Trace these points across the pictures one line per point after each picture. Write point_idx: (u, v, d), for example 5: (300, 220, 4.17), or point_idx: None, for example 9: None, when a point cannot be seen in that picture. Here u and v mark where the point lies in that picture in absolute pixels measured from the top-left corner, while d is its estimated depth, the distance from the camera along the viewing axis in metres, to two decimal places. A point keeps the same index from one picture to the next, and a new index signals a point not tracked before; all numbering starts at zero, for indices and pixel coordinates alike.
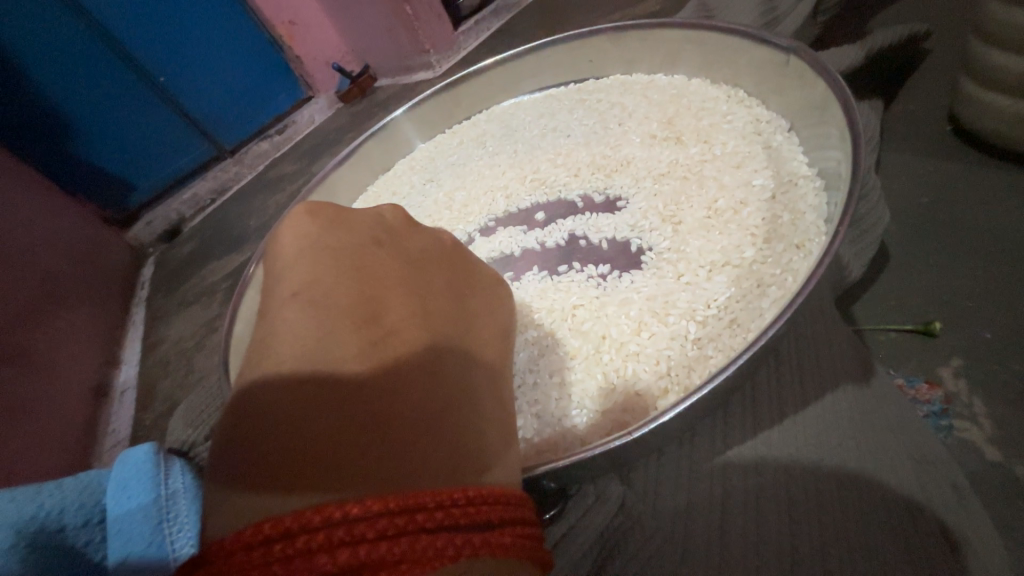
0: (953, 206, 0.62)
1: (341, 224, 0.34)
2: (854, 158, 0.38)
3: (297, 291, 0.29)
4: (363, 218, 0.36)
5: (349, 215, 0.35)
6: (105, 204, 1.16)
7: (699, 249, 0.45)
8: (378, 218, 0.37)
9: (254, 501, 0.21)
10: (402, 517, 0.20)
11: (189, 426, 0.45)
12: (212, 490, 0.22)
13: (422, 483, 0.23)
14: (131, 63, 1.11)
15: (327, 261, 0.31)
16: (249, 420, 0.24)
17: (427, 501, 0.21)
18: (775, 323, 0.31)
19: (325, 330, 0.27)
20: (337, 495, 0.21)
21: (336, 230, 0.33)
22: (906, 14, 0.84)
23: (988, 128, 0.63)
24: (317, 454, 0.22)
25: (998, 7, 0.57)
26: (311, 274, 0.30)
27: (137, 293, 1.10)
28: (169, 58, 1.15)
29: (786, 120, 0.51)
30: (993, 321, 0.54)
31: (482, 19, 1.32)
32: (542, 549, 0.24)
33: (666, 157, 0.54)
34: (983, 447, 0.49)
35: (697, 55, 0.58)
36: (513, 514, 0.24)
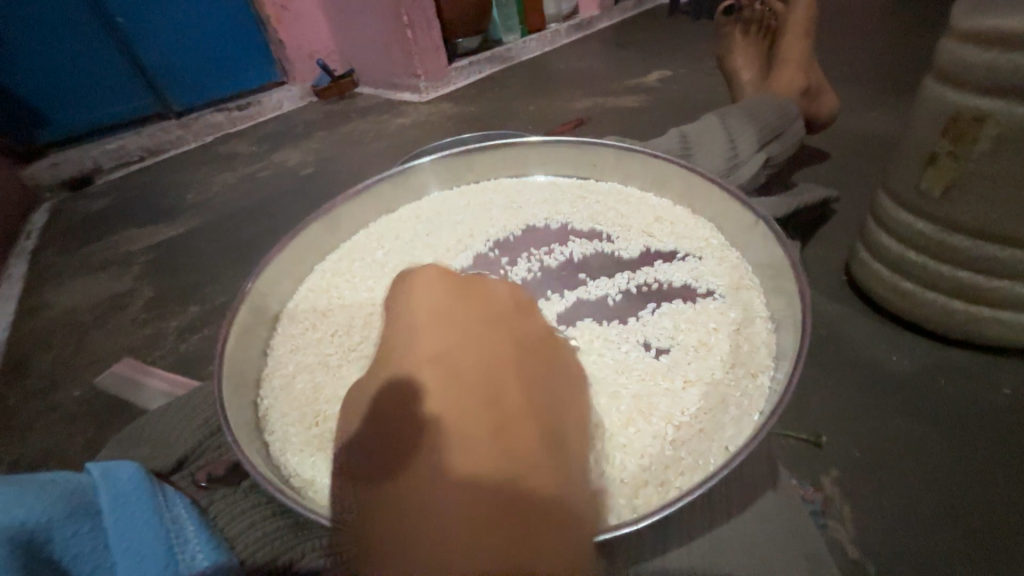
0: (844, 342, 0.79)
1: (409, 318, 0.36)
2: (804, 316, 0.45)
3: (378, 369, 0.35)
4: (417, 306, 0.37)
5: (409, 299, 0.38)
6: (14, 129, 1.46)
7: (689, 365, 0.52)
8: (452, 284, 0.38)
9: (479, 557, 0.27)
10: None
11: (177, 441, 0.49)
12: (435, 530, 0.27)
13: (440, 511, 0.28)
14: (114, 24, 1.50)
15: (411, 343, 0.34)
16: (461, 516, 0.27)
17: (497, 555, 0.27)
18: (745, 451, 0.35)
19: (389, 395, 0.33)
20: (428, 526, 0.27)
21: (403, 320, 0.37)
22: (827, 179, 1.07)
23: (878, 290, 0.79)
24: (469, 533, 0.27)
25: (890, 206, 0.74)
26: (393, 354, 0.35)
27: (18, 273, 1.23)
28: (131, 10, 1.52)
29: (755, 271, 0.60)
30: (865, 443, 0.67)
31: (477, 63, 1.78)
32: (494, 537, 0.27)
33: (662, 276, 0.63)
34: (848, 545, 0.59)
35: (680, 188, 0.68)
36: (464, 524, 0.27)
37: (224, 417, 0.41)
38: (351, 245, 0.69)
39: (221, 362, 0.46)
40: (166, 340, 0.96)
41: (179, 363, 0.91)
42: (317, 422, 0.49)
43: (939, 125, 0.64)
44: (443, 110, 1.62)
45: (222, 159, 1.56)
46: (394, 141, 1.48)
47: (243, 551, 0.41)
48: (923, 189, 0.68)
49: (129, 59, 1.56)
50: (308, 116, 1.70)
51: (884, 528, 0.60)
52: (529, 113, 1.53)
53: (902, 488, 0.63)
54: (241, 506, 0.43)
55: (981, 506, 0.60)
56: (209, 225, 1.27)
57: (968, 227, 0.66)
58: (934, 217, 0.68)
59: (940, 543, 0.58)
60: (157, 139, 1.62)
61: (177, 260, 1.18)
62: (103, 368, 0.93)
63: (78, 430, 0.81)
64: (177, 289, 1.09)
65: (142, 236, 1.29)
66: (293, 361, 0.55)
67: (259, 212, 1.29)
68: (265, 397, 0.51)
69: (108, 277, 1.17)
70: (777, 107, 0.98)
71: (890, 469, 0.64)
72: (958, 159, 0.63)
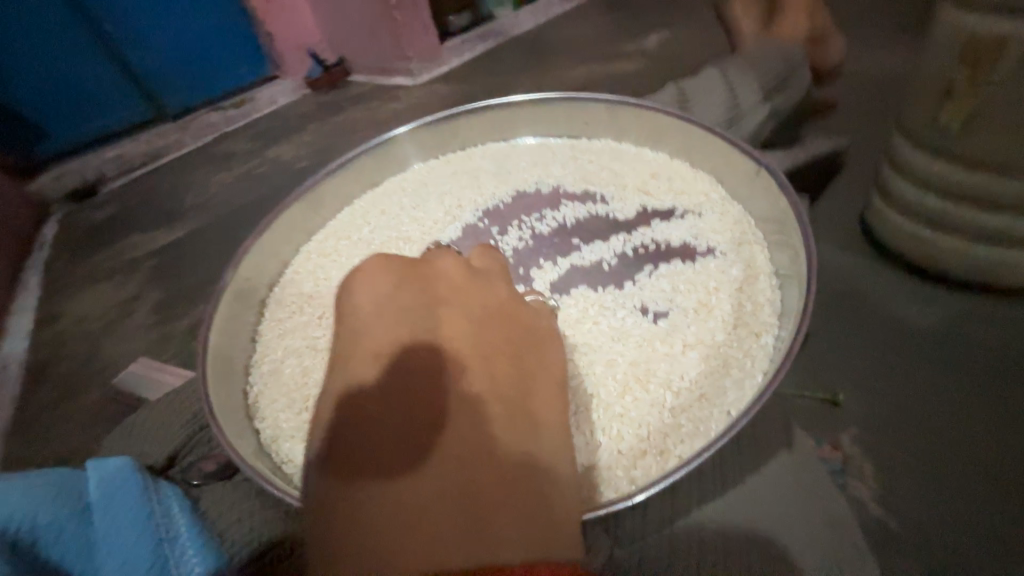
0: (860, 296, 0.75)
1: (358, 317, 0.36)
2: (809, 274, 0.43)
3: (332, 373, 0.33)
4: (365, 305, 0.36)
5: (352, 298, 0.37)
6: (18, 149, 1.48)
7: (691, 330, 0.51)
8: (397, 275, 0.38)
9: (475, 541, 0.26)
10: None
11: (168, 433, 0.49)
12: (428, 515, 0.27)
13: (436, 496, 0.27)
14: (100, 30, 1.49)
15: (365, 339, 0.34)
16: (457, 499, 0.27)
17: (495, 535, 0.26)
18: (740, 422, 0.35)
19: (351, 406, 0.31)
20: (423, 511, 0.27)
21: (351, 321, 0.36)
22: (836, 128, 1.02)
23: (892, 241, 0.75)
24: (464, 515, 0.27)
25: (906, 149, 0.70)
26: (348, 354, 0.34)
27: (31, 284, 1.25)
28: (115, 13, 1.49)
29: (758, 225, 0.57)
30: (885, 398, 0.65)
31: (468, 40, 1.73)
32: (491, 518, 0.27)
33: (659, 235, 0.60)
34: (868, 502, 0.58)
35: (678, 140, 0.65)
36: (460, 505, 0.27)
37: (208, 411, 0.41)
38: (337, 224, 0.67)
39: (206, 353, 0.47)
40: (177, 340, 0.97)
41: (190, 361, 0.91)
42: (305, 408, 0.49)
43: (954, 54, 0.59)
44: (435, 91, 1.57)
45: (218, 158, 1.55)
46: (388, 127, 1.45)
47: (229, 544, 0.42)
48: (940, 124, 0.63)
49: (119, 66, 1.55)
50: (301, 109, 1.67)
51: (907, 483, 0.58)
52: (523, 87, 1.48)
53: (927, 442, 0.60)
54: (228, 498, 0.45)
55: (1003, 458, 0.58)
56: (211, 225, 1.27)
57: (993, 162, 0.61)
58: (950, 151, 0.64)
59: (966, 497, 0.56)
60: (154, 144, 1.61)
61: (181, 262, 1.18)
62: (118, 372, 0.94)
63: (100, 432, 0.83)
64: (184, 289, 1.10)
65: (146, 240, 1.29)
66: (280, 346, 0.55)
67: (260, 209, 1.28)
68: (256, 384, 0.52)
69: (117, 283, 1.18)
70: (781, 54, 0.92)
71: (914, 424, 0.62)
72: (977, 92, 0.58)
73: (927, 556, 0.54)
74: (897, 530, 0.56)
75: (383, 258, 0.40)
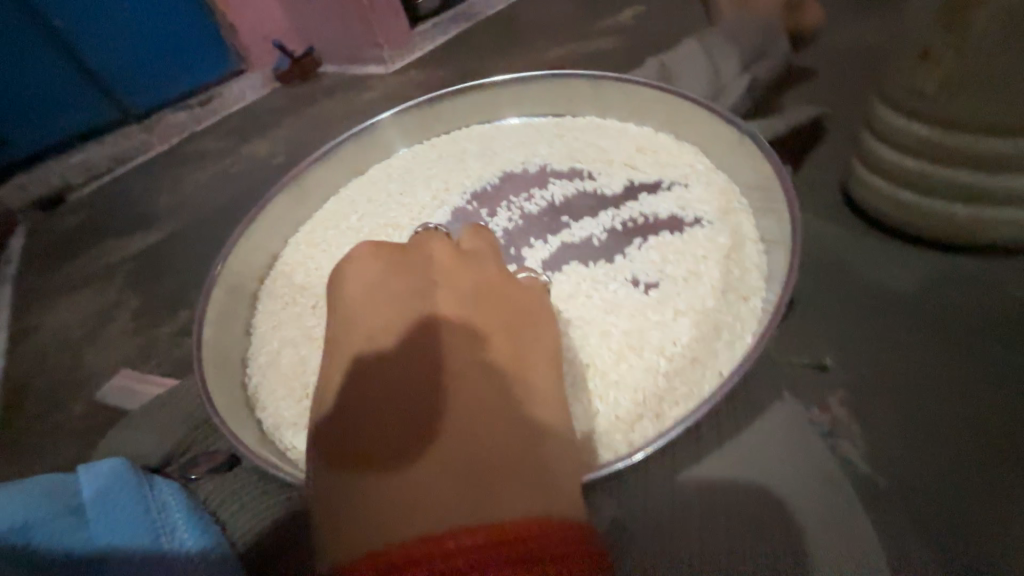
0: (844, 263, 0.76)
1: (352, 302, 0.36)
2: (795, 235, 0.43)
3: (331, 359, 0.33)
4: (358, 290, 0.36)
5: (345, 285, 0.37)
6: None
7: (683, 297, 0.51)
8: (388, 258, 0.38)
9: (480, 512, 0.25)
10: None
11: (160, 437, 0.48)
12: (430, 492, 0.26)
13: (436, 473, 0.26)
14: (50, 27, 1.41)
15: (361, 322, 0.34)
16: (459, 473, 0.26)
17: (502, 504, 0.25)
18: (730, 381, 0.35)
19: (348, 395, 0.31)
20: (423, 489, 0.26)
21: (346, 307, 0.36)
22: (816, 96, 1.02)
23: (874, 205, 0.76)
24: (467, 487, 0.26)
25: (884, 112, 0.70)
26: (345, 339, 0.34)
27: (1, 299, 1.20)
28: (66, 7, 1.41)
29: (743, 192, 0.57)
30: (870, 361, 0.66)
31: (440, 24, 1.68)
32: (496, 487, 0.26)
33: (647, 208, 0.60)
34: (858, 462, 0.59)
35: (662, 112, 0.64)
36: (462, 478, 0.26)
37: (203, 396, 0.40)
38: (321, 215, 0.65)
39: (199, 347, 0.45)
40: (159, 347, 0.94)
41: (176, 368, 0.89)
42: (306, 395, 0.47)
43: None
44: (410, 79, 1.53)
45: (189, 158, 1.49)
46: (363, 117, 1.40)
47: (233, 531, 0.42)
48: (918, 88, 0.64)
49: (76, 65, 1.47)
50: (273, 103, 1.61)
51: (893, 441, 0.60)
52: (501, 69, 1.45)
53: (910, 400, 0.62)
54: (230, 489, 0.44)
55: (987, 414, 0.59)
56: (186, 228, 1.23)
57: (968, 121, 0.61)
58: (935, 116, 0.64)
59: (950, 452, 0.58)
60: (120, 146, 1.54)
61: (158, 267, 1.14)
62: (102, 383, 0.91)
63: (89, 444, 0.81)
64: (161, 295, 1.07)
65: (119, 247, 1.25)
66: (276, 337, 0.53)
67: (236, 209, 1.24)
68: (254, 376, 0.50)
69: (93, 292, 1.14)
70: (761, 22, 0.92)
71: (899, 384, 0.63)
72: (954, 50, 0.58)
73: (914, 509, 0.55)
74: (886, 488, 0.57)
75: (374, 243, 0.40)
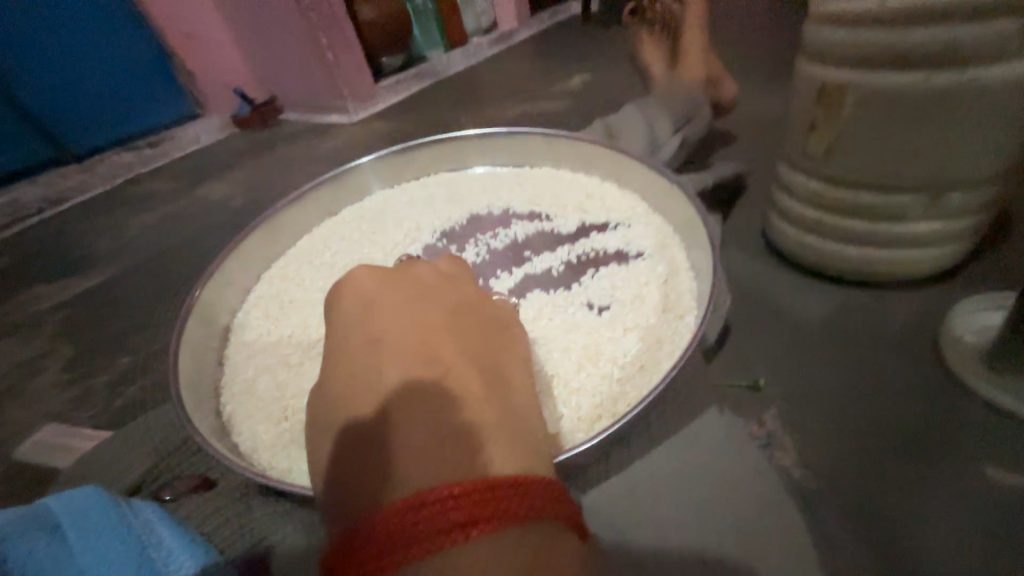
0: (767, 295, 0.87)
1: (347, 316, 0.39)
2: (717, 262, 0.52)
3: (330, 367, 0.37)
4: (354, 305, 0.39)
5: (341, 301, 0.40)
6: None
7: (631, 315, 0.57)
8: (381, 277, 0.41)
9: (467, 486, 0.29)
10: (428, 523, 0.27)
11: (111, 473, 0.46)
12: (424, 473, 0.30)
13: (428, 456, 0.31)
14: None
15: (356, 333, 0.37)
16: (448, 456, 0.31)
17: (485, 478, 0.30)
18: (669, 374, 0.41)
19: (347, 396, 0.34)
20: (419, 471, 0.30)
21: (342, 320, 0.39)
22: (736, 155, 1.19)
23: (786, 244, 0.89)
24: (455, 466, 0.30)
25: (786, 170, 0.84)
26: (342, 348, 0.37)
27: None
28: (15, 54, 1.42)
29: (675, 229, 0.65)
30: (794, 379, 0.75)
31: (403, 81, 1.80)
32: (480, 465, 0.30)
33: (597, 245, 0.67)
34: (791, 471, 0.66)
35: (606, 164, 0.74)
36: (451, 460, 0.30)
37: (183, 414, 0.40)
38: (296, 249, 0.68)
39: (175, 368, 0.45)
40: (96, 395, 0.88)
41: (116, 416, 0.83)
42: (285, 417, 0.48)
43: (812, 96, 0.73)
44: (375, 129, 1.60)
45: (140, 199, 1.45)
46: (327, 163, 1.45)
47: (220, 543, 0.44)
48: (811, 151, 0.77)
49: (18, 107, 1.45)
50: (235, 147, 1.63)
51: (819, 449, 0.67)
52: (463, 123, 1.57)
53: (829, 412, 0.70)
54: (212, 506, 0.46)
55: (891, 420, 0.69)
56: (133, 269, 1.18)
57: (847, 178, 0.76)
58: (822, 174, 0.78)
59: (866, 457, 0.65)
60: (60, 187, 1.50)
61: (98, 310, 1.08)
62: (26, 437, 0.83)
63: (5, 505, 0.73)
64: (101, 339, 1.01)
65: (54, 290, 1.17)
66: (252, 364, 0.53)
67: (189, 250, 1.21)
68: (229, 402, 0.50)
69: (19, 338, 1.06)
70: (686, 94, 1.08)
71: (819, 398, 0.72)
72: (830, 121, 0.72)
73: (841, 510, 0.62)
74: (816, 493, 0.63)
75: (369, 268, 0.42)
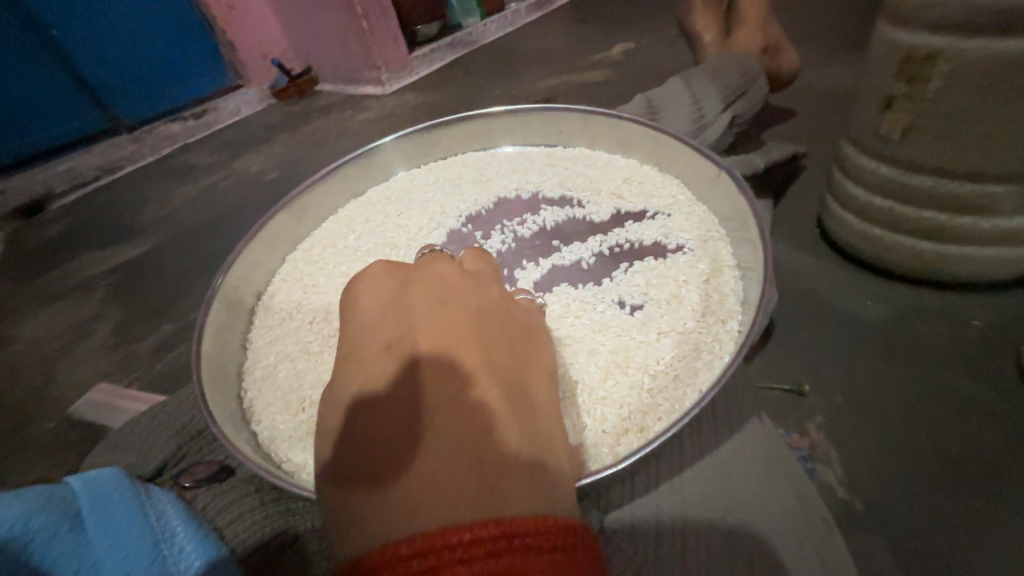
0: (820, 293, 0.80)
1: (364, 315, 0.35)
2: (767, 266, 0.46)
3: (340, 370, 0.33)
4: (372, 304, 0.36)
5: (358, 299, 0.37)
6: None
7: (666, 319, 0.53)
8: (402, 276, 0.38)
9: (484, 512, 0.25)
10: (449, 571, 0.22)
11: (140, 451, 0.47)
12: (435, 494, 0.25)
13: (441, 473, 0.26)
14: (45, 34, 1.41)
15: (371, 334, 0.34)
16: (463, 474, 0.26)
17: (506, 505, 0.25)
18: (709, 395, 0.37)
19: (355, 395, 0.31)
20: (429, 490, 0.26)
21: (357, 319, 0.36)
22: (791, 135, 1.09)
23: (845, 237, 0.81)
24: (470, 487, 0.26)
25: (853, 153, 0.75)
26: (355, 350, 0.33)
27: None
28: (63, 16, 1.42)
29: (721, 223, 0.60)
30: (843, 387, 0.69)
31: (437, 50, 1.74)
32: (502, 488, 0.26)
33: (633, 235, 0.63)
34: (836, 486, 0.61)
35: (646, 147, 0.68)
36: (467, 480, 0.26)
37: (203, 403, 0.40)
38: (321, 232, 0.66)
39: (198, 358, 0.45)
40: (139, 362, 0.93)
41: (157, 384, 0.87)
42: (303, 408, 0.48)
43: (892, 68, 0.64)
44: (407, 101, 1.57)
45: (181, 171, 1.49)
46: (359, 137, 1.43)
47: (234, 540, 0.39)
48: (883, 133, 0.68)
49: (68, 72, 1.47)
50: (269, 119, 1.64)
51: (868, 466, 0.62)
52: (495, 96, 1.50)
53: (883, 425, 0.65)
54: (228, 497, 0.41)
55: (952, 439, 0.62)
56: (174, 240, 1.22)
57: (927, 165, 0.67)
58: (895, 159, 0.69)
59: (923, 478, 0.60)
60: (109, 156, 1.53)
61: (144, 279, 1.13)
62: (77, 397, 0.89)
63: (59, 461, 0.78)
64: (146, 308, 1.05)
65: (104, 258, 1.23)
66: (273, 352, 0.53)
67: (227, 222, 1.24)
68: (249, 390, 0.50)
69: (73, 303, 1.12)
70: (740, 65, 0.98)
71: (872, 409, 0.66)
72: (914, 99, 0.63)
73: (888, 532, 0.57)
74: (863, 513, 0.59)
75: (388, 263, 0.39)
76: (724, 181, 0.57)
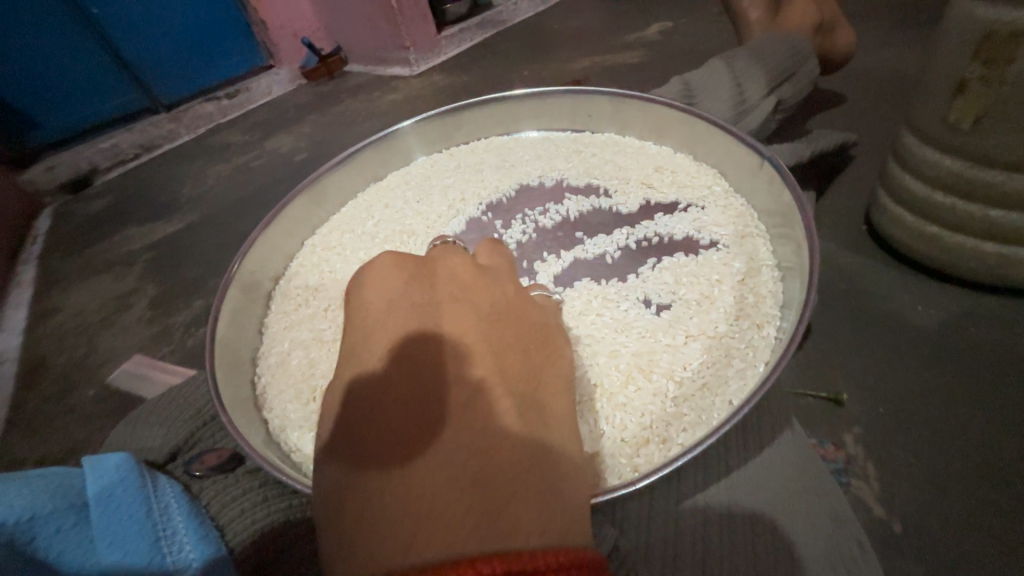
0: (865, 295, 0.74)
1: (368, 311, 0.33)
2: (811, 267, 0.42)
3: (340, 370, 0.31)
4: (377, 300, 0.34)
5: (361, 295, 0.35)
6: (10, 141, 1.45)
7: (696, 322, 0.50)
8: (409, 273, 0.37)
9: (486, 540, 0.23)
10: None
11: (161, 432, 0.47)
12: (434, 514, 0.24)
13: (442, 491, 0.24)
14: (87, 13, 1.44)
15: (374, 333, 0.32)
16: (467, 496, 0.24)
17: (511, 531, 0.23)
18: (741, 410, 0.34)
19: (356, 398, 0.29)
20: (427, 509, 0.24)
21: (360, 316, 0.34)
22: (840, 121, 1.00)
23: (896, 236, 0.75)
24: (472, 510, 0.24)
25: (915, 143, 0.68)
26: (357, 349, 0.32)
27: (24, 278, 1.22)
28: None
29: (763, 218, 0.56)
30: (886, 398, 0.64)
31: (466, 29, 1.69)
32: (508, 512, 0.24)
33: (663, 229, 0.59)
34: (872, 504, 0.57)
35: (682, 133, 0.63)
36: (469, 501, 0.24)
37: (214, 392, 0.39)
38: (340, 217, 0.66)
39: (212, 345, 0.45)
40: (172, 336, 0.96)
41: (186, 358, 0.90)
42: (315, 398, 0.47)
43: (970, 48, 0.57)
44: (434, 82, 1.54)
45: (213, 150, 1.52)
46: (386, 118, 1.42)
47: (233, 539, 0.37)
48: (953, 122, 0.62)
49: (109, 53, 1.51)
50: (298, 100, 1.64)
51: (910, 484, 0.58)
52: (525, 77, 1.45)
53: (930, 441, 0.60)
54: (231, 492, 0.39)
55: (1012, 463, 0.56)
56: (207, 218, 1.25)
57: (1002, 159, 0.60)
58: (964, 151, 0.62)
59: (972, 501, 0.55)
60: (147, 134, 1.58)
61: (178, 256, 1.16)
62: (115, 368, 0.93)
63: (97, 429, 0.82)
64: (179, 283, 1.08)
65: (142, 233, 1.27)
66: (286, 338, 0.53)
67: (256, 202, 1.26)
68: (263, 375, 0.50)
69: (114, 277, 1.16)
70: (788, 43, 0.90)
71: (917, 423, 0.61)
72: (992, 83, 0.56)
73: (930, 557, 0.53)
74: (901, 534, 0.55)
75: (394, 255, 0.38)
76: (767, 173, 0.53)
